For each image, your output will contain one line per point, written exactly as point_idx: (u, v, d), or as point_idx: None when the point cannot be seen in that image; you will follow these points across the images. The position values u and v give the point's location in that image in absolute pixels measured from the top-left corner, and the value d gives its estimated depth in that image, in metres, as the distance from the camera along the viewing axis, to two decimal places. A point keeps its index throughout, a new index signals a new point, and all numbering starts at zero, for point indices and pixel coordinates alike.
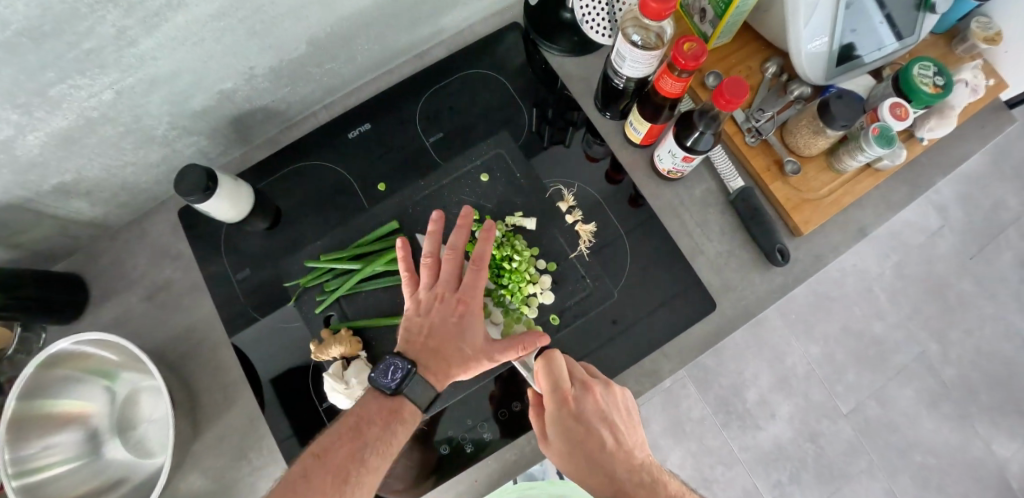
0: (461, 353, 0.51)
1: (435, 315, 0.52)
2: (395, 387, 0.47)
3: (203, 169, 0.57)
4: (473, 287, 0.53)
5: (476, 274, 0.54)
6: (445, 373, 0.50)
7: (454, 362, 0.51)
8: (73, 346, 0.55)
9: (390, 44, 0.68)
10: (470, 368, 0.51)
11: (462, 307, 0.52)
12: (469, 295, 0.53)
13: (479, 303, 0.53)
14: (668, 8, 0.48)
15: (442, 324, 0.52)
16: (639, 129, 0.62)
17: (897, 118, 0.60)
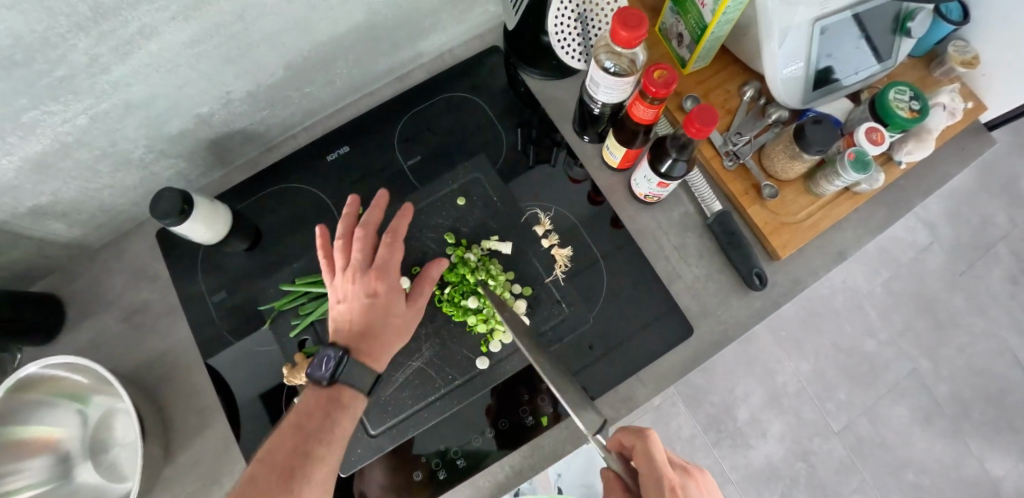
0: (382, 323, 0.52)
1: (355, 295, 0.53)
2: (330, 375, 0.48)
3: (178, 193, 0.57)
4: (388, 260, 0.55)
5: (389, 247, 0.56)
6: (376, 347, 0.51)
7: (380, 333, 0.52)
8: (42, 372, 0.55)
9: (371, 67, 0.68)
10: (397, 333, 0.53)
11: (378, 281, 0.54)
12: (382, 267, 0.54)
13: (393, 275, 0.55)
14: (641, 37, 0.48)
15: (363, 306, 0.53)
16: (616, 153, 0.62)
17: (874, 144, 0.60)
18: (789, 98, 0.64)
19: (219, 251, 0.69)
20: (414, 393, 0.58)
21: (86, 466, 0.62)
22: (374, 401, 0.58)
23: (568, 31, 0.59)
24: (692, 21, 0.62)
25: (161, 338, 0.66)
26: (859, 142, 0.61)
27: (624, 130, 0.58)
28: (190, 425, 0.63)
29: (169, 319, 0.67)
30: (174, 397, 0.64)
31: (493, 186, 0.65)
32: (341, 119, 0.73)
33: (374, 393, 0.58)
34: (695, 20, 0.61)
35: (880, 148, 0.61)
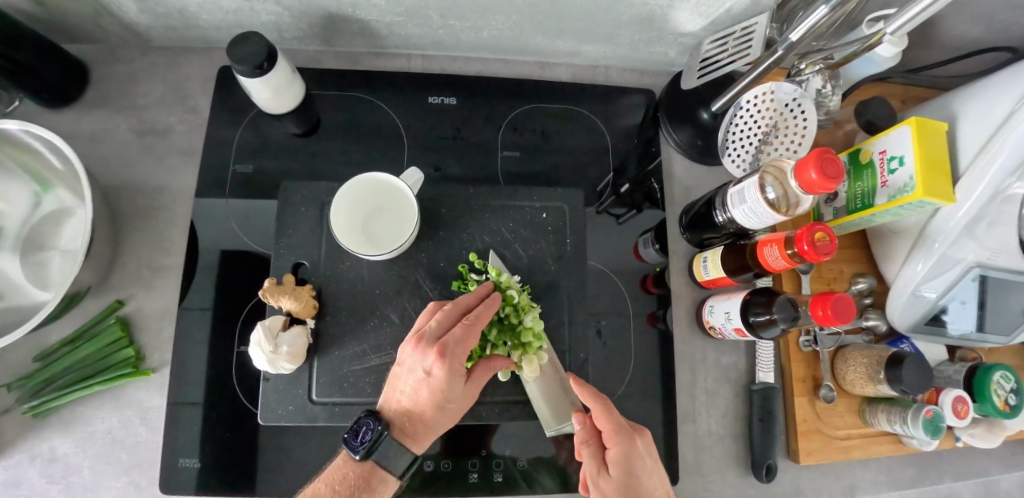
0: (434, 405, 0.46)
1: (411, 368, 0.46)
2: (362, 453, 0.44)
3: (268, 48, 0.50)
4: (459, 341, 0.45)
5: (464, 328, 0.45)
6: (430, 429, 0.47)
7: (432, 415, 0.47)
8: (20, 133, 0.49)
9: (524, 39, 0.61)
10: (450, 416, 0.48)
11: (439, 365, 0.44)
12: (446, 354, 0.44)
13: (460, 357, 0.45)
14: (827, 189, 0.43)
15: (418, 381, 0.46)
16: (709, 270, 0.56)
17: (957, 415, 0.54)
18: (902, 318, 0.58)
19: (271, 122, 0.61)
20: (379, 384, 0.51)
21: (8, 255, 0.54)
22: (334, 368, 0.51)
23: (742, 130, 0.54)
24: (858, 191, 0.57)
25: (164, 172, 0.59)
26: (942, 403, 0.55)
27: (737, 257, 0.52)
28: (144, 275, 0.56)
29: (183, 158, 0.59)
30: (143, 238, 0.57)
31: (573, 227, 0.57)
32: (464, 68, 0.65)
33: (339, 359, 0.52)
34: (863, 192, 0.56)
35: (959, 421, 0.55)
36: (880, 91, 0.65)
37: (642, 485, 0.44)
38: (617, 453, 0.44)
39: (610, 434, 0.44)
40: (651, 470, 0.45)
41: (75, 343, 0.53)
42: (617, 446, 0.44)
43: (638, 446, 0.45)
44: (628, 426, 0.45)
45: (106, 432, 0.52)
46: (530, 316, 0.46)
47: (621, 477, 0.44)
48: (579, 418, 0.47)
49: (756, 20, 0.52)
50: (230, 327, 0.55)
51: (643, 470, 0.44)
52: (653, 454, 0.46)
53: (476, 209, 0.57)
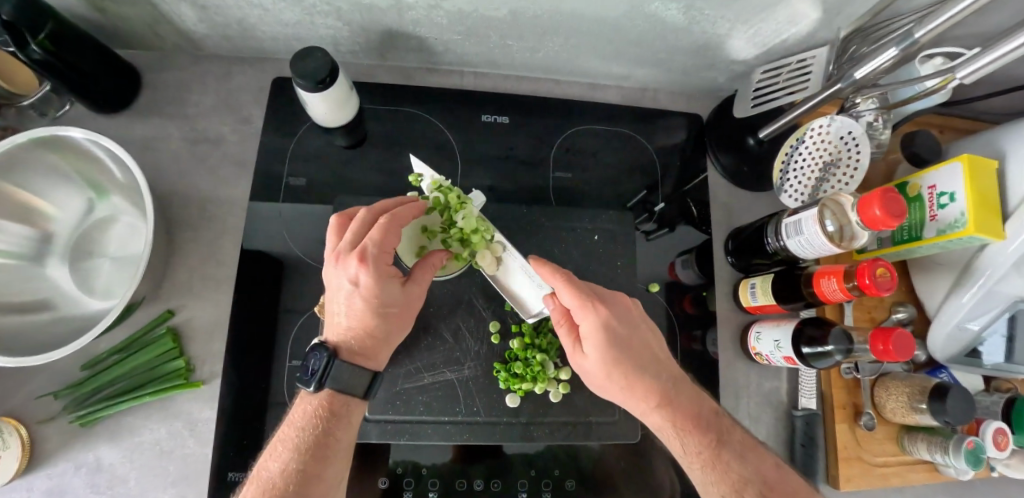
0: (373, 314, 0.45)
1: (339, 283, 0.45)
2: (315, 384, 0.42)
3: (331, 64, 0.50)
4: (377, 242, 0.44)
5: (380, 229, 0.44)
6: (380, 342, 0.46)
7: (378, 327, 0.45)
8: (84, 140, 0.48)
9: (577, 60, 0.61)
10: (394, 322, 0.47)
11: (362, 269, 0.43)
12: (366, 257, 0.43)
13: (380, 260, 0.44)
14: (889, 226, 0.44)
15: (349, 294, 0.44)
16: (757, 297, 0.57)
17: (998, 447, 0.55)
18: (942, 347, 0.59)
19: (323, 134, 0.61)
20: (431, 403, 0.51)
21: (58, 261, 0.54)
22: (388, 386, 0.51)
23: (794, 160, 0.54)
24: (904, 223, 0.57)
25: (216, 182, 0.59)
26: (983, 435, 0.56)
27: (789, 285, 0.53)
28: (195, 286, 0.56)
29: (235, 168, 0.59)
30: (193, 248, 0.57)
31: (622, 250, 0.58)
32: (514, 86, 0.66)
33: (392, 377, 0.52)
34: (909, 224, 0.57)
35: (999, 452, 0.56)
36: (919, 125, 0.66)
37: (621, 352, 0.43)
38: (590, 325, 0.43)
39: (579, 309, 0.43)
40: (629, 334, 0.44)
41: (126, 352, 0.52)
42: (588, 318, 0.43)
43: (609, 315, 0.43)
44: (591, 294, 0.43)
45: (154, 443, 0.52)
46: (460, 216, 0.49)
47: (600, 349, 0.43)
48: (548, 297, 0.46)
49: (813, 53, 0.52)
50: (281, 341, 0.55)
51: (620, 330, 0.44)
52: (627, 317, 0.45)
53: (529, 229, 0.57)
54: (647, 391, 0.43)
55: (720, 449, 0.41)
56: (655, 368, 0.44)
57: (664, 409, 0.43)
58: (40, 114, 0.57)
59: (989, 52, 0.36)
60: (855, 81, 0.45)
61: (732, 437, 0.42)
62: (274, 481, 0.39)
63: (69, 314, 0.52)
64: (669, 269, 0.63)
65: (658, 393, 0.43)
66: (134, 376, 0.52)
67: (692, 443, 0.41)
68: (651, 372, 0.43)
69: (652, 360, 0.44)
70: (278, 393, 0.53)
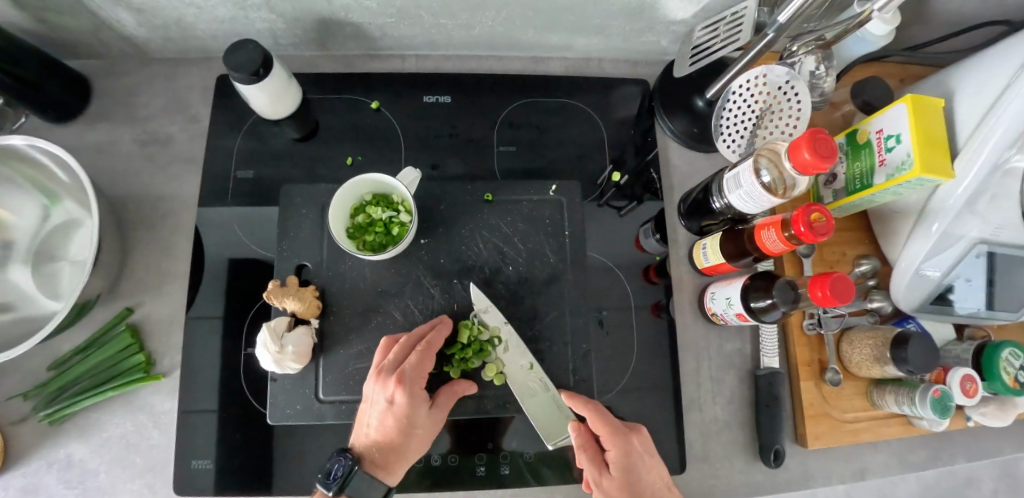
0: (398, 431, 0.47)
1: (373, 400, 0.48)
2: (336, 488, 0.44)
3: (263, 54, 0.51)
4: (414, 368, 0.47)
5: (419, 355, 0.48)
6: (400, 455, 0.47)
7: (401, 442, 0.47)
8: (30, 147, 0.50)
9: (515, 34, 0.61)
10: (419, 438, 0.48)
11: (400, 392, 0.47)
12: (404, 380, 0.47)
13: (417, 383, 0.48)
14: (821, 169, 0.42)
15: (383, 412, 0.47)
16: (709, 258, 0.57)
17: (966, 394, 0.54)
18: (906, 297, 0.58)
19: (269, 126, 0.62)
20: None
21: (21, 266, 0.56)
22: (340, 368, 0.52)
23: (736, 115, 0.54)
24: (856, 172, 0.56)
25: (167, 181, 0.60)
26: (950, 382, 0.55)
27: (739, 241, 0.52)
28: (152, 283, 0.57)
29: (186, 165, 0.61)
30: (150, 246, 0.58)
31: (571, 220, 0.58)
32: (458, 66, 0.66)
33: (345, 358, 0.53)
34: (861, 173, 0.55)
35: (968, 399, 0.54)
36: (879, 70, 0.65)
37: (643, 480, 0.48)
38: (618, 454, 0.49)
39: (608, 437, 0.49)
40: (648, 469, 0.49)
41: (88, 350, 0.54)
42: (616, 447, 0.49)
43: (636, 445, 0.50)
44: (621, 426, 0.50)
45: (121, 436, 0.54)
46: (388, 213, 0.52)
47: (624, 478, 0.48)
48: (574, 427, 0.50)
49: (745, 4, 0.51)
50: (235, 331, 0.56)
51: (643, 467, 0.49)
52: (649, 449, 0.50)
53: (475, 206, 0.58)
54: None
55: None
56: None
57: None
58: None
59: None
60: (781, 26, 0.44)
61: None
62: None
63: (34, 316, 0.53)
64: (632, 240, 0.63)
65: None
66: (97, 371, 0.53)
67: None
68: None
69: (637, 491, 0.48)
70: (238, 381, 0.55)
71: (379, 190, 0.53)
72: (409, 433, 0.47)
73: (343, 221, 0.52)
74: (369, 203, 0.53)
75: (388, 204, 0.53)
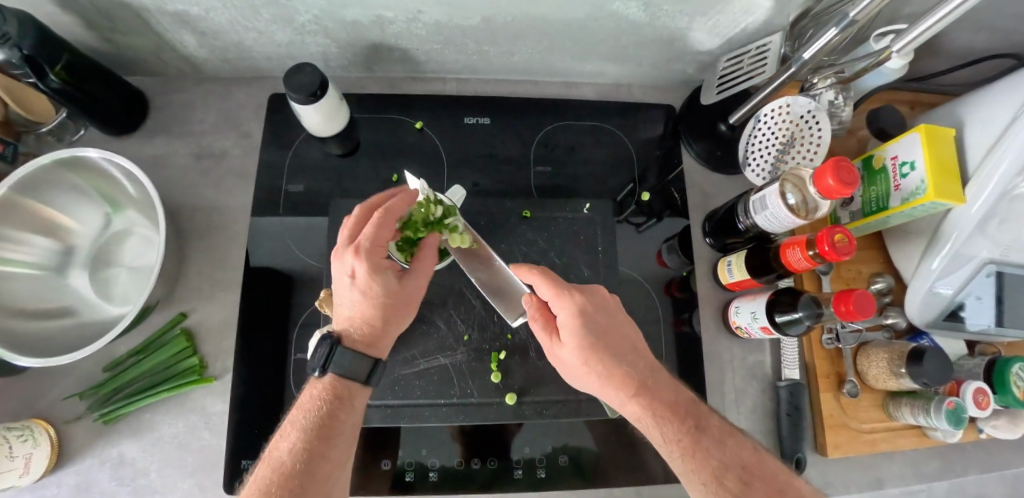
0: (369, 302, 0.47)
1: (340, 275, 0.47)
2: (321, 367, 0.45)
3: (321, 77, 0.54)
4: (371, 237, 0.46)
5: (376, 224, 0.46)
6: (380, 327, 0.47)
7: (376, 314, 0.47)
8: (102, 160, 0.53)
9: (552, 60, 0.65)
10: (393, 308, 0.48)
11: (359, 261, 0.45)
12: (361, 250, 0.45)
13: (376, 253, 0.46)
14: (844, 194, 0.46)
15: (348, 285, 0.47)
16: (734, 273, 0.60)
17: (980, 406, 0.57)
18: (921, 313, 0.61)
19: (318, 142, 0.65)
20: (427, 387, 0.55)
21: (83, 271, 0.59)
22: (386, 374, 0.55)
23: (760, 141, 0.58)
24: (873, 195, 0.60)
25: (220, 193, 0.64)
26: (964, 395, 0.58)
27: (765, 258, 0.55)
28: (205, 289, 0.60)
29: (238, 178, 0.64)
30: (203, 255, 0.61)
31: (603, 236, 0.62)
32: (495, 88, 0.70)
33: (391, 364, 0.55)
34: (877, 196, 0.59)
35: (981, 411, 0.57)
36: (891, 98, 0.69)
37: (599, 339, 0.45)
38: (570, 313, 0.46)
39: (555, 299, 0.47)
40: (607, 325, 0.46)
41: (143, 353, 0.57)
42: (566, 306, 0.46)
43: (586, 304, 0.46)
44: (567, 285, 0.47)
45: (173, 436, 0.56)
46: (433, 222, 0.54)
47: (581, 340, 0.45)
48: (526, 296, 0.49)
49: (769, 39, 0.55)
50: (285, 336, 0.59)
51: (597, 324, 0.46)
52: (602, 308, 0.47)
53: (514, 222, 0.61)
54: (619, 380, 0.44)
55: (696, 437, 0.41)
56: (628, 358, 0.45)
57: (640, 396, 0.43)
58: (59, 139, 0.63)
59: (918, 25, 0.39)
60: (804, 61, 0.48)
61: (710, 420, 0.43)
62: (283, 461, 0.40)
63: (97, 320, 0.56)
64: (653, 254, 0.67)
65: (634, 382, 0.43)
66: (151, 373, 0.56)
67: (673, 431, 0.41)
68: (627, 361, 0.45)
69: (613, 356, 0.45)
70: (287, 384, 0.57)
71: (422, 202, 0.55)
72: (381, 301, 0.47)
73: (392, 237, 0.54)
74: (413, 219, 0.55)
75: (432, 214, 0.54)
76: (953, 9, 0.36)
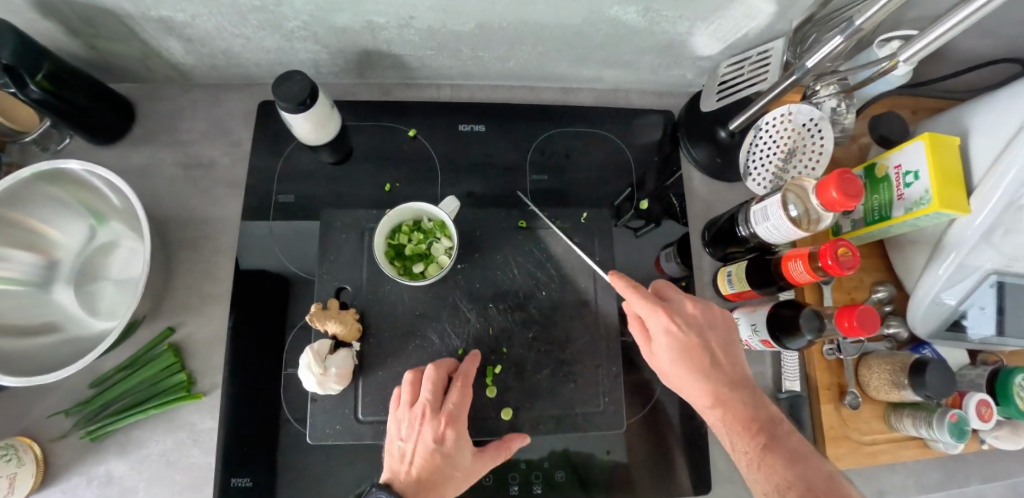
0: (446, 470, 0.47)
1: (418, 437, 0.48)
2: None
3: (311, 85, 0.52)
4: (459, 406, 0.49)
5: (461, 391, 0.50)
6: (438, 491, 0.46)
7: (442, 482, 0.46)
8: (85, 171, 0.52)
9: (548, 66, 0.64)
10: (460, 482, 0.47)
11: (451, 430, 0.48)
12: (454, 417, 0.49)
13: (463, 423, 0.49)
14: (847, 207, 0.45)
15: (428, 450, 0.47)
16: (733, 284, 0.59)
17: (983, 418, 0.56)
18: (922, 323, 0.60)
19: (309, 150, 0.64)
20: None
21: (68, 286, 0.57)
22: (378, 389, 0.54)
23: (761, 150, 0.57)
24: (875, 204, 0.59)
25: (209, 202, 0.62)
26: (967, 407, 0.57)
27: (767, 269, 0.54)
28: (194, 303, 0.59)
29: (227, 188, 0.63)
30: (193, 267, 0.60)
31: (601, 246, 0.60)
32: (490, 95, 0.69)
33: (385, 380, 0.54)
34: (879, 204, 0.58)
35: (984, 424, 0.56)
36: (893, 103, 0.68)
37: (683, 350, 0.47)
38: (657, 327, 0.49)
39: (644, 312, 0.49)
40: (694, 336, 0.48)
41: (130, 369, 0.55)
42: (653, 320, 0.49)
43: (677, 316, 0.49)
44: (660, 301, 0.49)
45: (161, 454, 0.55)
46: (425, 240, 0.56)
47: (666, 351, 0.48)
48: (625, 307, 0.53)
49: (772, 45, 0.55)
50: (276, 350, 0.57)
51: (685, 335, 0.48)
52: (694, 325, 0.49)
53: (509, 233, 0.60)
54: (700, 390, 0.46)
55: (766, 450, 0.41)
56: (714, 368, 0.47)
57: (716, 409, 0.45)
58: (42, 148, 0.61)
59: (925, 36, 0.38)
60: (807, 71, 0.46)
61: (787, 441, 0.42)
62: None
63: (82, 335, 0.55)
64: (651, 262, 0.65)
65: (711, 391, 0.46)
66: (137, 390, 0.55)
67: (741, 441, 0.43)
68: (708, 373, 0.47)
69: (706, 364, 0.47)
70: (278, 400, 0.56)
71: (417, 220, 0.56)
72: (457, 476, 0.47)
73: (383, 246, 0.54)
74: (406, 232, 0.55)
75: (424, 233, 0.56)
76: (960, 20, 0.34)
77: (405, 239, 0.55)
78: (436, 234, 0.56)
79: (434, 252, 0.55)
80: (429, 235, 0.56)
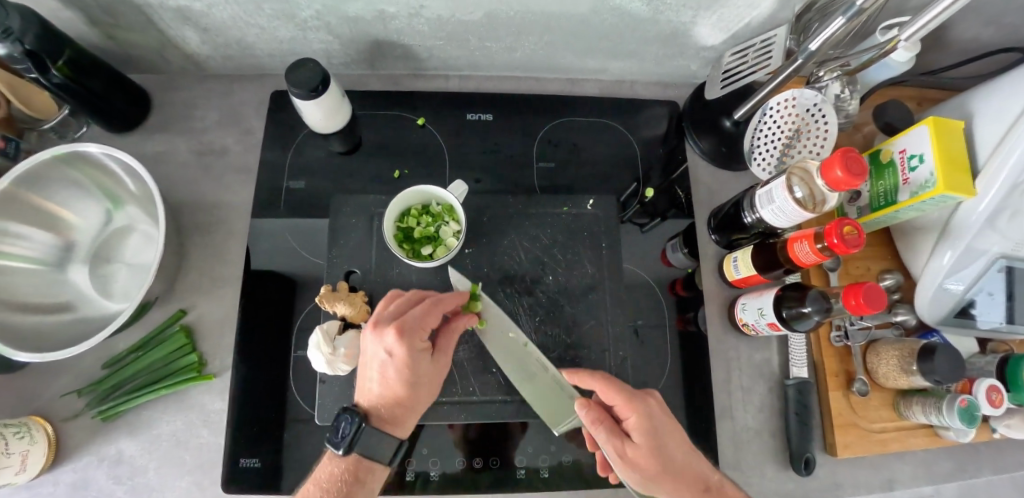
0: (404, 382, 0.48)
1: (375, 354, 0.48)
2: (345, 447, 0.46)
3: (323, 72, 0.54)
4: (415, 320, 0.48)
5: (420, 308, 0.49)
6: (408, 408, 0.49)
7: (405, 396, 0.48)
8: (103, 155, 0.53)
9: (554, 57, 0.65)
10: (422, 388, 0.49)
11: (399, 343, 0.47)
12: (404, 330, 0.47)
13: (417, 335, 0.48)
14: (852, 185, 0.45)
15: (384, 364, 0.48)
16: (740, 269, 0.59)
17: (994, 404, 0.55)
18: (931, 309, 0.60)
19: (320, 138, 0.65)
20: None
21: (83, 267, 0.58)
22: None
23: (766, 135, 0.58)
24: (880, 189, 0.59)
25: (222, 189, 0.63)
26: (977, 392, 0.56)
27: (773, 252, 0.54)
28: (206, 287, 0.60)
29: (240, 175, 0.64)
30: (206, 252, 0.61)
31: (607, 232, 0.61)
32: (497, 86, 0.70)
33: None
34: (885, 190, 0.58)
35: (996, 409, 0.56)
36: (897, 93, 0.69)
37: (668, 444, 0.48)
38: (638, 420, 0.48)
39: (625, 406, 0.49)
40: (669, 428, 0.49)
41: (143, 349, 0.56)
42: (636, 413, 0.49)
43: (654, 407, 0.49)
44: (638, 391, 0.50)
45: (171, 434, 0.55)
46: (433, 222, 0.56)
47: (648, 443, 0.48)
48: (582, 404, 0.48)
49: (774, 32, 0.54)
50: (284, 333, 0.58)
51: (662, 427, 0.49)
52: (669, 414, 0.50)
53: (517, 218, 0.61)
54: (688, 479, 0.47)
55: None
56: (694, 460, 0.48)
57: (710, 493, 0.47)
58: (60, 136, 0.62)
59: (924, 14, 0.38)
60: (810, 53, 0.46)
61: None
62: None
63: (96, 316, 0.56)
64: (658, 253, 0.66)
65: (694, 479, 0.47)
66: (148, 371, 0.55)
67: None
68: (690, 460, 0.48)
69: (687, 456, 0.48)
70: (287, 382, 0.57)
71: (426, 202, 0.57)
72: (417, 387, 0.49)
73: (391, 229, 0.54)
74: (414, 216, 0.56)
75: (431, 215, 0.57)
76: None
77: (413, 222, 0.56)
78: (443, 216, 0.57)
79: (442, 234, 0.56)
80: (436, 218, 0.57)
